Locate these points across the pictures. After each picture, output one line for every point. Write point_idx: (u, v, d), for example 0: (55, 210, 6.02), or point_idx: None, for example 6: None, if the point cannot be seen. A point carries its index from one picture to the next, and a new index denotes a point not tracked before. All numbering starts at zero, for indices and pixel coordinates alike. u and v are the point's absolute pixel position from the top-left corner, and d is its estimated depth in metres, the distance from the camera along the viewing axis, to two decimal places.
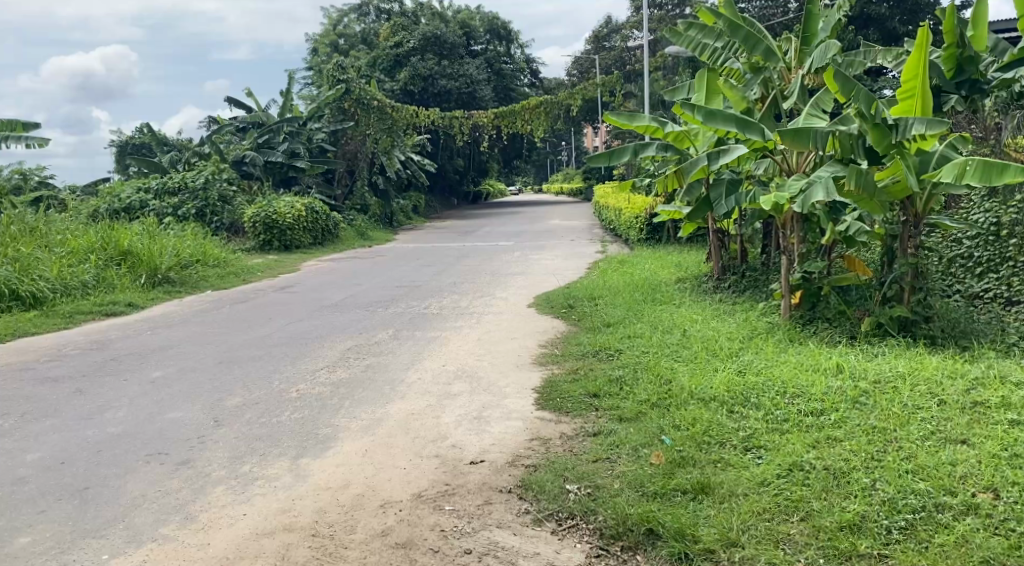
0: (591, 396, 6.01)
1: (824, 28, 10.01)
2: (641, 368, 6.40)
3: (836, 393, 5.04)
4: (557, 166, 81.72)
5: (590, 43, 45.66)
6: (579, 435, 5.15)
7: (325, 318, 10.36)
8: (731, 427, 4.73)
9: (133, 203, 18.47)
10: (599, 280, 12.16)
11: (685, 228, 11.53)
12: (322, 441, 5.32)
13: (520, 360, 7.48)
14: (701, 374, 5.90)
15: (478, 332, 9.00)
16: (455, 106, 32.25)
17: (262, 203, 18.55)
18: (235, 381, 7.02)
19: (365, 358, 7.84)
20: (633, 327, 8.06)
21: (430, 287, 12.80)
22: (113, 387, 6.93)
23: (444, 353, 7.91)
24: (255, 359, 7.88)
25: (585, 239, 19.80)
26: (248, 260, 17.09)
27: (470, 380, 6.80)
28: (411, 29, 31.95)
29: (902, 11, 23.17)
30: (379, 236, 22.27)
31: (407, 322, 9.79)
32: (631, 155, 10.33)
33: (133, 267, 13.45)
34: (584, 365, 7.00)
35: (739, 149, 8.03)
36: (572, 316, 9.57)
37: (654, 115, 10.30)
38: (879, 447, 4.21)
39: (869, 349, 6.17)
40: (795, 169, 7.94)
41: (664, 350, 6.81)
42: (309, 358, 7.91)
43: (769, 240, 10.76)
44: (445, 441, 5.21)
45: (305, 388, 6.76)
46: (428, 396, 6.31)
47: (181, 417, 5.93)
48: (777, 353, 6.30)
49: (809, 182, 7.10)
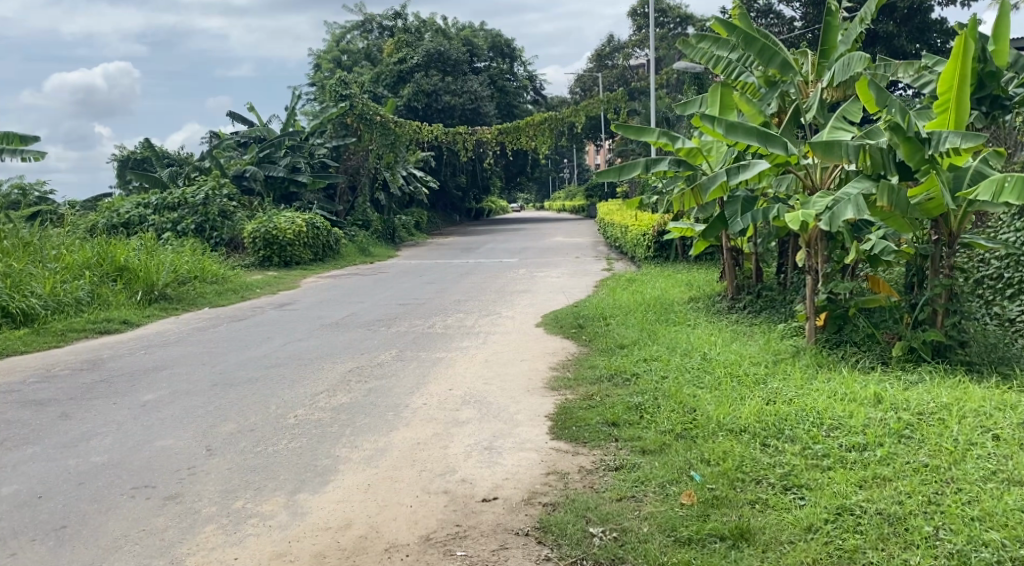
0: (609, 425, 5.64)
1: (845, 41, 9.65)
2: (662, 395, 6.03)
3: (878, 425, 4.66)
4: (559, 184, 81.59)
5: (592, 61, 45.51)
6: (600, 470, 4.78)
7: (326, 337, 10.00)
8: (767, 463, 4.38)
9: (132, 218, 18.21)
10: (608, 298, 11.79)
11: (698, 246, 11.17)
12: (321, 474, 4.94)
13: (531, 384, 7.10)
14: (727, 402, 5.53)
15: (485, 353, 8.63)
16: (458, 122, 32.02)
17: (262, 218, 18.24)
18: (230, 406, 6.64)
19: (367, 381, 7.47)
20: (649, 349, 7.70)
21: (433, 304, 12.45)
22: (100, 411, 6.56)
23: (450, 376, 7.54)
24: (251, 382, 7.51)
25: (591, 257, 19.45)
26: (248, 276, 16.75)
27: (479, 406, 6.42)
28: (415, 45, 31.76)
29: (909, 28, 22.92)
30: (381, 252, 21.94)
31: (411, 342, 9.43)
32: (642, 170, 9.95)
33: (129, 283, 13.11)
34: (599, 390, 6.63)
35: (759, 164, 7.66)
36: (583, 336, 9.21)
37: (666, 130, 9.94)
38: (935, 489, 3.84)
39: (905, 377, 5.82)
40: (819, 185, 7.56)
41: (685, 375, 6.45)
42: (308, 380, 7.53)
43: (785, 259, 10.40)
44: (453, 475, 4.83)
45: (304, 413, 6.38)
46: (435, 424, 5.93)
47: (171, 446, 5.55)
48: (806, 379, 5.94)
49: (835, 199, 6.79)
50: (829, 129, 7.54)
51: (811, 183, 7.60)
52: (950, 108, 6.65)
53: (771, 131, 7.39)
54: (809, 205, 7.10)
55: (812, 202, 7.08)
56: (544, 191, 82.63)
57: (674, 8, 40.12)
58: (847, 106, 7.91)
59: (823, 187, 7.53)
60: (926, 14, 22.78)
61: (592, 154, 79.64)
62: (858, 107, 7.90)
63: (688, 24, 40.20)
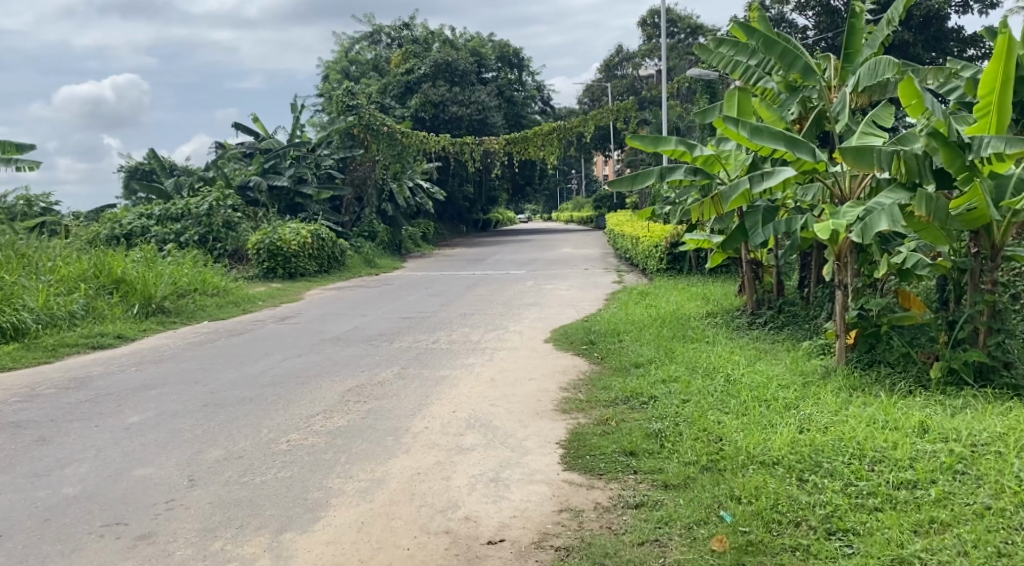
0: (627, 454, 5.19)
1: (870, 44, 9.15)
2: (684, 422, 5.57)
3: (928, 458, 4.25)
4: (567, 195, 81.31)
5: (601, 72, 45.17)
6: (618, 507, 4.36)
7: (325, 353, 9.56)
8: (806, 501, 3.96)
9: (134, 229, 17.86)
10: (621, 313, 11.32)
11: (715, 258, 10.71)
12: (311, 509, 4.50)
13: (540, 406, 6.65)
14: (756, 430, 5.07)
15: (491, 370, 8.18)
16: (465, 133, 31.66)
17: (266, 229, 17.86)
18: (220, 429, 6.20)
19: (367, 401, 7.02)
20: (668, 369, 7.24)
21: (439, 318, 12.01)
22: (80, 435, 6.12)
23: (455, 397, 7.09)
24: (245, 402, 7.08)
25: (601, 269, 18.98)
26: (251, 288, 16.35)
27: (485, 431, 5.97)
28: (423, 56, 31.47)
29: (926, 36, 22.44)
30: (387, 263, 21.55)
31: (415, 359, 8.98)
32: (657, 179, 9.47)
33: (126, 296, 12.71)
34: (614, 414, 6.19)
35: (785, 171, 7.23)
36: (595, 354, 8.76)
37: (682, 138, 9.44)
38: (1004, 539, 3.48)
39: (950, 403, 5.37)
40: (848, 195, 7.02)
41: (708, 399, 6.00)
42: (304, 400, 7.09)
43: (807, 272, 9.94)
44: (456, 511, 4.40)
45: (296, 438, 5.93)
46: (437, 451, 5.49)
47: (150, 475, 5.11)
48: (841, 404, 5.51)
49: (867, 210, 6.32)
50: (858, 135, 7.11)
51: (840, 193, 7.10)
52: (992, 114, 6.21)
53: (797, 136, 6.95)
54: (838, 216, 6.64)
55: (841, 213, 6.62)
56: (551, 202, 82.24)
57: (684, 18, 39.80)
58: (877, 110, 7.48)
59: (852, 196, 7.00)
60: (942, 22, 22.33)
61: (600, 165, 79.36)
62: (888, 111, 7.47)
63: (697, 34, 39.85)
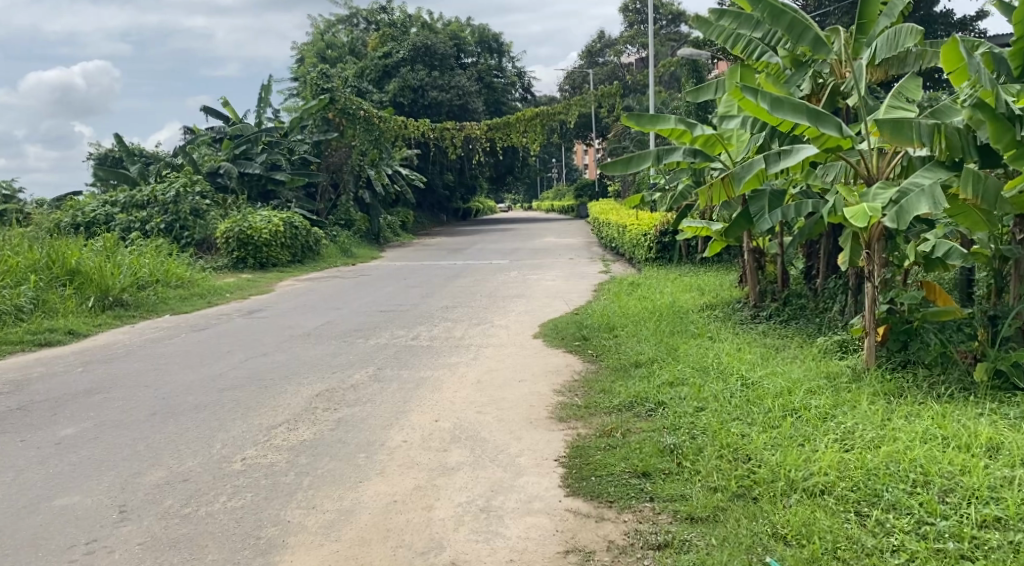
0: (639, 476, 4.44)
1: (887, 14, 8.28)
2: (704, 435, 4.80)
3: (1016, 490, 3.58)
4: (546, 183, 80.58)
5: (583, 58, 44.37)
6: (636, 549, 3.67)
7: (294, 352, 8.72)
8: (872, 548, 3.34)
9: (97, 217, 16.92)
10: (613, 305, 10.56)
11: (714, 247, 9.96)
12: (263, 553, 3.77)
13: (533, 414, 5.89)
14: (792, 447, 4.34)
15: (477, 371, 7.41)
16: (445, 118, 30.76)
17: (236, 217, 16.96)
18: (165, 444, 5.39)
19: (337, 409, 6.24)
20: (674, 370, 6.50)
21: (418, 312, 11.21)
22: (2, 452, 5.29)
23: (436, 403, 6.31)
24: (199, 410, 6.27)
25: (586, 258, 18.22)
26: (218, 279, 15.47)
27: (471, 445, 5.21)
28: (401, 39, 30.57)
29: (917, 20, 21.77)
30: (364, 253, 20.71)
31: (392, 357, 8.18)
32: (653, 163, 8.71)
33: (80, 288, 11.80)
34: (618, 423, 5.44)
35: (804, 149, 6.52)
36: (590, 352, 8.01)
37: (681, 117, 8.43)
38: None
39: (1008, 413, 4.67)
40: (876, 174, 6.24)
41: (727, 407, 5.23)
42: (265, 409, 6.28)
43: (814, 262, 9.25)
44: (439, 556, 3.69)
45: (253, 456, 5.13)
46: (416, 471, 4.73)
47: (73, 506, 4.30)
48: (883, 414, 4.80)
49: (902, 191, 5.64)
50: (886, 108, 6.38)
51: (867, 173, 6.32)
52: None
53: (820, 109, 6.23)
54: (868, 198, 5.94)
55: (872, 195, 5.91)
56: (531, 190, 81.47)
57: (666, 4, 38.97)
58: (904, 83, 6.74)
59: (881, 177, 6.24)
60: (930, 6, 21.72)
61: (581, 153, 78.94)
62: (916, 84, 6.73)
63: (680, 20, 39.12)
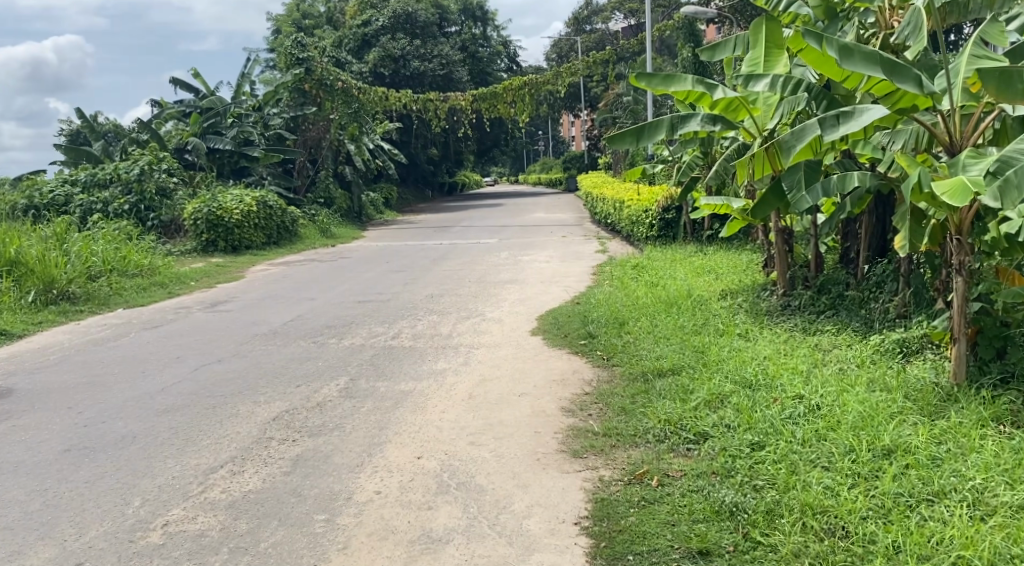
0: (695, 558, 3.29)
1: None
2: (773, 490, 3.61)
3: None
4: (532, 156, 79.33)
5: (570, 25, 42.80)
6: None
7: (254, 356, 7.49)
8: None
9: (57, 198, 15.48)
10: (621, 293, 9.35)
11: (732, 226, 8.67)
12: None
13: (542, 447, 4.69)
14: (911, 522, 3.20)
15: (468, 382, 6.19)
16: (429, 90, 29.35)
17: (204, 197, 15.57)
18: (71, 500, 4.18)
19: (297, 441, 5.01)
20: (709, 385, 5.27)
21: (400, 303, 9.98)
22: None
23: (418, 430, 5.10)
24: (122, 445, 5.04)
25: (581, 236, 16.97)
26: (184, 265, 14.14)
27: (464, 500, 4.00)
28: (381, 6, 29.02)
29: None
30: (345, 232, 19.43)
31: (368, 363, 6.95)
32: (668, 132, 7.19)
33: (20, 281, 10.50)
34: (652, 463, 4.21)
35: (870, 112, 5.31)
36: (600, 353, 6.82)
37: (700, 76, 7.02)
38: None
39: None
40: (963, 142, 5.00)
41: (796, 446, 4.00)
42: (206, 443, 5.05)
43: (853, 243, 8.07)
44: None
45: (181, 518, 3.94)
46: (391, 548, 3.59)
47: None
48: (1012, 453, 3.67)
49: (1004, 161, 4.45)
50: (971, 58, 5.10)
51: (947, 140, 5.07)
52: None
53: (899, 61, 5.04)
54: (957, 169, 4.74)
55: (962, 165, 4.72)
56: (518, 164, 80.20)
57: None
58: (986, 27, 5.55)
59: (966, 144, 5.01)
60: None
61: (568, 126, 77.63)
62: (1000, 29, 5.56)
63: None
